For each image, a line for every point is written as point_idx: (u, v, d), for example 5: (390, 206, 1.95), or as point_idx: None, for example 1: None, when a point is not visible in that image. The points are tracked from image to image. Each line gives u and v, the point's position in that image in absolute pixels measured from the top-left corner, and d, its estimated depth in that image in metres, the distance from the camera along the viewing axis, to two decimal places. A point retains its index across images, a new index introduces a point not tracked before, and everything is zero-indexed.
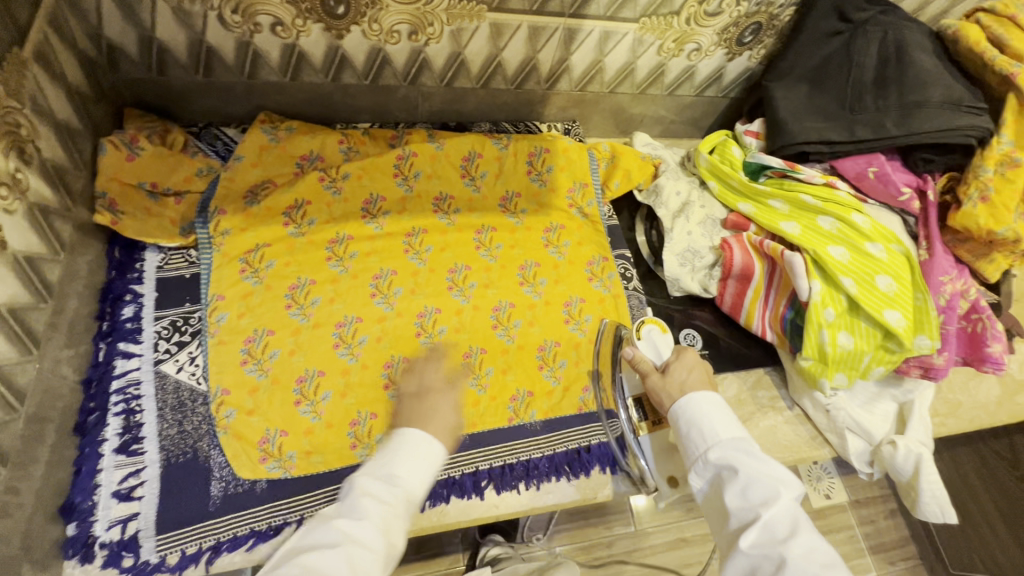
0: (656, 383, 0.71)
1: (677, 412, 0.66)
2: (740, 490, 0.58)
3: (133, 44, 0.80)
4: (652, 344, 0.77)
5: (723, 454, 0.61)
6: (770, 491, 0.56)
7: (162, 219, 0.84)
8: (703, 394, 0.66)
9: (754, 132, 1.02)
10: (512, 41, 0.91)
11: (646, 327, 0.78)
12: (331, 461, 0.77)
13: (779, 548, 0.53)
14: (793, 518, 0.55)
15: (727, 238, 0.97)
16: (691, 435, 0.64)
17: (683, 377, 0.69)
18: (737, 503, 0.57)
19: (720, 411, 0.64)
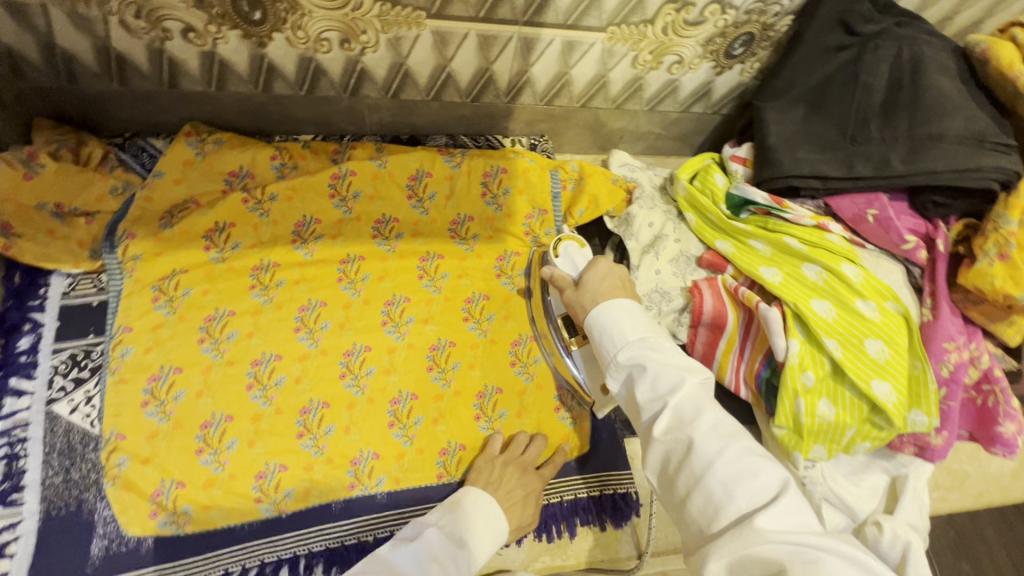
0: (571, 297, 0.72)
1: (591, 322, 0.66)
2: (648, 384, 0.60)
3: (33, 50, 0.72)
4: (570, 260, 0.78)
5: (633, 354, 0.62)
6: (677, 378, 0.59)
7: (69, 242, 0.77)
8: (616, 301, 0.66)
9: (741, 158, 0.89)
10: (460, 50, 0.80)
11: (565, 244, 0.79)
12: (230, 516, 0.70)
13: (687, 430, 0.57)
14: (698, 401, 0.58)
15: (698, 280, 0.85)
16: (603, 342, 0.65)
17: (595, 288, 0.70)
18: (646, 396, 0.60)
19: (630, 315, 0.65)
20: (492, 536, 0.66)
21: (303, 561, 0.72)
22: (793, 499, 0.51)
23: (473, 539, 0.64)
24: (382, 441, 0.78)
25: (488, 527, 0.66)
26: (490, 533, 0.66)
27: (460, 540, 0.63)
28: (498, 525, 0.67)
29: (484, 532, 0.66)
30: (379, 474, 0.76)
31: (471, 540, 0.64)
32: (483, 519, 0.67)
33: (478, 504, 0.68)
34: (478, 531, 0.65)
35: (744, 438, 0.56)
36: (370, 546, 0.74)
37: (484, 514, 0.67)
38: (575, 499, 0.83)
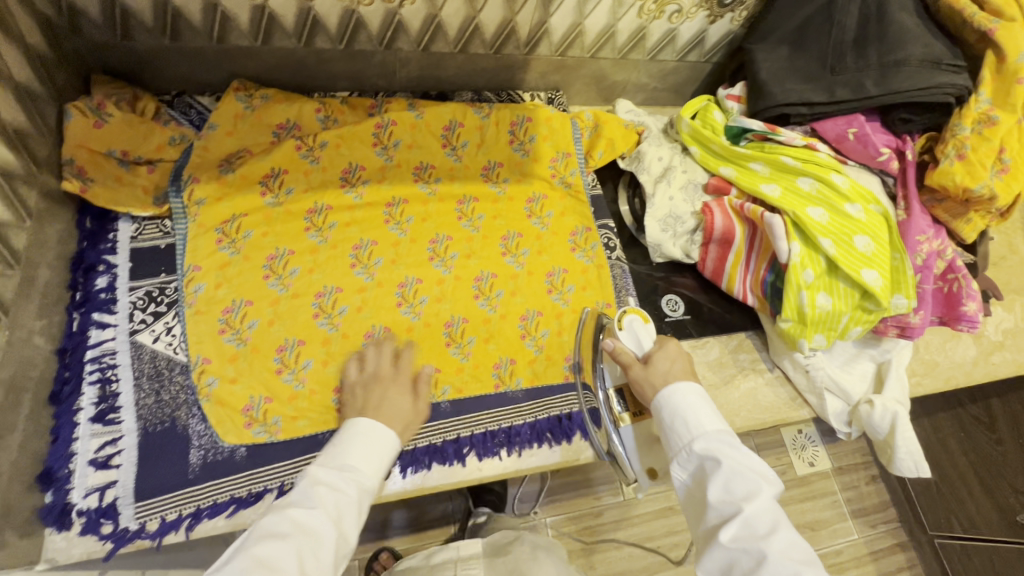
0: (638, 374, 0.73)
1: (661, 404, 0.68)
2: (722, 483, 0.59)
3: (94, 5, 0.77)
4: (634, 334, 0.81)
5: (707, 446, 0.62)
6: (753, 486, 0.58)
7: (134, 187, 0.82)
8: (686, 385, 0.69)
9: (736, 96, 1.01)
10: (489, 2, 0.89)
11: (629, 318, 0.83)
12: (316, 424, 0.77)
13: (760, 544, 0.55)
14: (772, 514, 0.57)
15: (708, 202, 0.96)
16: (675, 427, 0.66)
17: (666, 368, 0.72)
18: (719, 496, 0.59)
19: (704, 404, 0.67)
20: (380, 458, 0.69)
21: None
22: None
23: (369, 468, 0.67)
24: (442, 357, 0.86)
25: (376, 453, 0.69)
26: (383, 453, 0.69)
27: (361, 474, 0.66)
28: (385, 436, 0.70)
29: (380, 458, 0.69)
30: (443, 385, 0.85)
31: (370, 470, 0.67)
32: (357, 443, 0.68)
33: (366, 431, 0.70)
34: (349, 454, 0.67)
35: (817, 569, 0.54)
36: (439, 446, 0.81)
37: (369, 440, 0.69)
38: None
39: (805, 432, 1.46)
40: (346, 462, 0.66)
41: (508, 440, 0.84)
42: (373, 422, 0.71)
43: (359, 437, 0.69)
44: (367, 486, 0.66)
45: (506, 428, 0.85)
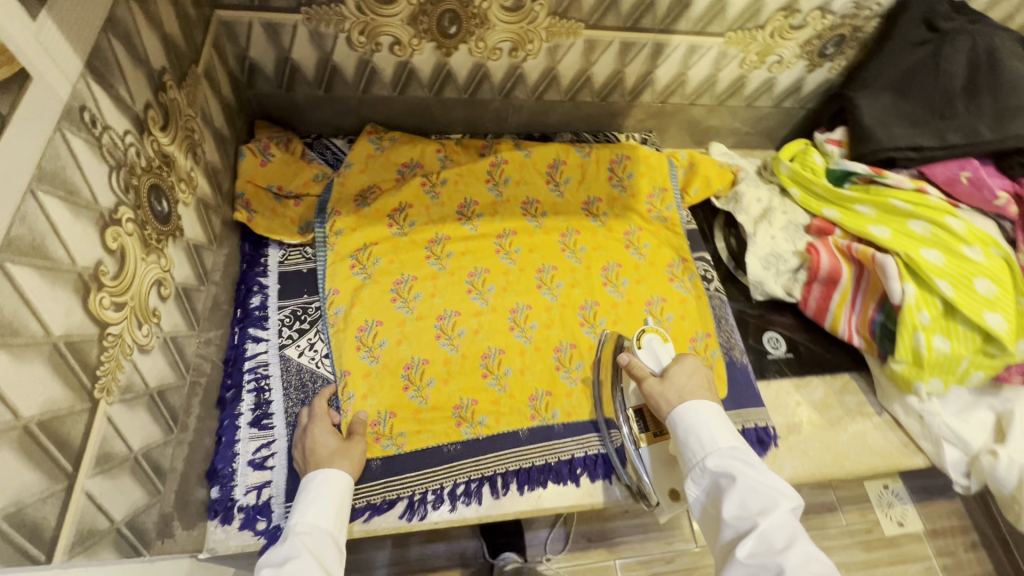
0: (653, 387, 0.72)
1: (675, 419, 0.68)
2: (737, 500, 0.58)
3: (271, 63, 0.89)
4: (652, 352, 0.79)
5: (722, 463, 0.61)
6: (769, 500, 0.56)
7: (284, 219, 0.93)
8: (702, 403, 0.68)
9: (836, 140, 1.04)
10: (603, 56, 0.97)
11: (647, 336, 0.80)
12: (439, 438, 0.82)
13: (777, 558, 0.52)
14: (791, 529, 0.54)
15: (813, 242, 0.98)
16: (689, 442, 0.65)
17: (682, 383, 0.71)
18: (733, 512, 0.57)
19: (718, 421, 0.66)
20: (328, 502, 0.67)
21: (500, 478, 0.81)
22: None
23: (319, 518, 0.65)
24: (552, 381, 0.89)
25: (322, 499, 0.67)
26: (336, 498, 0.68)
27: (312, 530, 0.64)
28: (321, 476, 0.69)
29: (329, 503, 0.67)
30: (553, 408, 0.87)
31: (317, 522, 0.65)
32: (299, 507, 0.66)
33: (309, 488, 0.68)
34: (297, 517, 0.65)
35: None
36: (554, 466, 0.83)
37: (313, 493, 0.67)
38: None
39: (892, 489, 1.29)
40: (293, 526, 0.64)
41: (618, 464, 0.84)
42: (313, 475, 0.69)
43: (306, 498, 0.67)
44: (323, 538, 0.64)
45: (616, 453, 0.85)
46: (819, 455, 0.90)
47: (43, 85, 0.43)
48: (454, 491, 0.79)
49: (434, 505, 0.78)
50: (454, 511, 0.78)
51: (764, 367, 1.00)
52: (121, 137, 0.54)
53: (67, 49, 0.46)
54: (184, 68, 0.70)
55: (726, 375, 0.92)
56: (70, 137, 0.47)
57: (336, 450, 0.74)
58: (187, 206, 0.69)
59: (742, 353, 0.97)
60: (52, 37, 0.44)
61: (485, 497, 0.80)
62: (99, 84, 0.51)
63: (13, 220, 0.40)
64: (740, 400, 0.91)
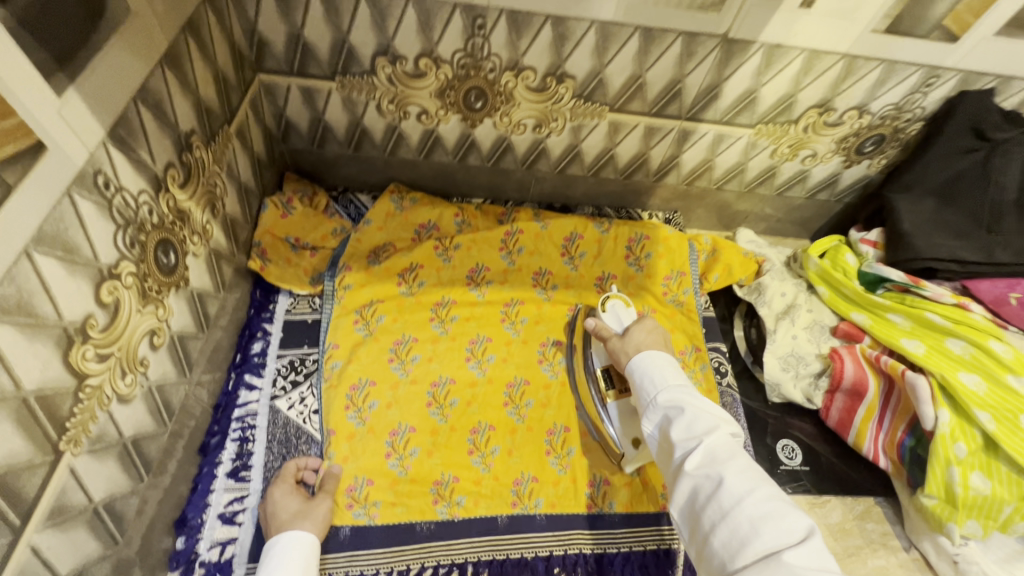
0: (615, 344, 0.78)
1: (634, 368, 0.72)
2: (685, 424, 0.61)
3: (305, 122, 0.94)
4: (616, 316, 0.85)
5: (671, 396, 0.65)
6: (712, 422, 0.60)
7: (298, 269, 0.95)
8: (656, 354, 0.72)
9: (871, 241, 0.98)
10: (627, 137, 0.97)
11: (611, 302, 0.86)
12: (413, 513, 0.79)
13: (718, 467, 0.57)
14: (732, 447, 0.59)
15: (837, 348, 0.92)
16: (644, 386, 0.69)
17: (640, 338, 0.76)
18: (681, 435, 0.61)
19: (669, 366, 0.70)
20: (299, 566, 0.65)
21: (470, 568, 0.76)
22: (819, 551, 0.49)
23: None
24: (539, 466, 0.85)
25: (286, 562, 0.65)
26: (304, 562, 0.65)
27: None
28: (293, 538, 0.67)
29: (297, 566, 0.64)
30: (537, 496, 0.83)
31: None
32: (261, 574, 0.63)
33: (273, 552, 0.66)
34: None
35: (774, 487, 0.55)
36: (530, 561, 0.78)
37: (277, 558, 0.65)
38: None
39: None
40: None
41: (600, 569, 0.79)
42: (278, 539, 0.67)
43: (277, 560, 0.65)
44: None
45: (599, 555, 0.80)
46: None
47: (57, 156, 0.46)
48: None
49: None
50: None
51: (774, 478, 0.91)
52: (135, 196, 0.57)
53: (89, 121, 0.49)
54: (216, 127, 0.74)
55: None
56: (78, 200, 0.49)
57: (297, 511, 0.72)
58: (197, 256, 0.72)
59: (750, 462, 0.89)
60: (75, 111, 0.48)
61: None
62: (119, 150, 0.54)
63: None
64: None
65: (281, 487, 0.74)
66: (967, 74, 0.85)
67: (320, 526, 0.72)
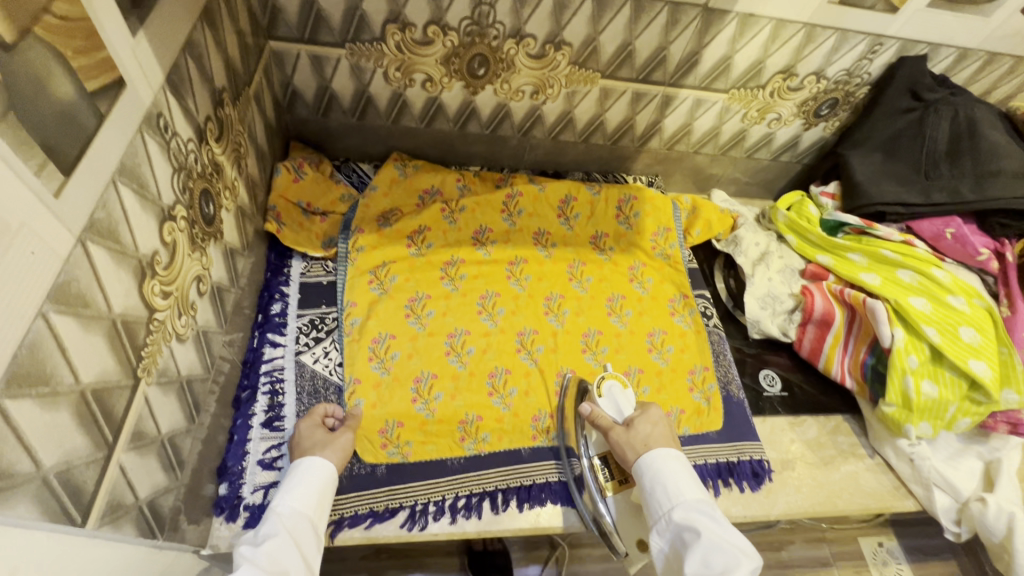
0: (619, 436, 0.77)
1: (642, 469, 0.72)
2: (700, 556, 0.61)
3: (311, 91, 0.97)
4: (613, 401, 0.84)
5: (686, 516, 0.66)
6: (730, 558, 0.60)
7: (310, 233, 0.99)
8: (669, 453, 0.73)
9: (830, 194, 1.12)
10: (616, 103, 1.05)
11: (608, 384, 0.86)
12: (442, 449, 0.85)
13: None
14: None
15: (807, 286, 1.04)
16: (656, 493, 0.70)
17: (647, 432, 0.76)
18: (697, 569, 0.60)
19: (685, 476, 0.70)
20: (312, 488, 0.68)
21: (501, 495, 0.83)
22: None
23: (302, 503, 0.66)
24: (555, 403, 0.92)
25: (307, 483, 0.68)
26: (320, 485, 0.69)
27: (293, 513, 0.64)
28: (307, 464, 0.70)
29: (312, 490, 0.68)
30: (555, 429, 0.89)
31: (299, 506, 0.65)
32: (283, 490, 0.67)
33: (292, 474, 0.69)
34: (280, 499, 0.66)
35: None
36: (553, 484, 0.85)
37: (298, 479, 0.68)
38: (719, 463, 0.91)
39: (887, 546, 1.25)
40: (275, 507, 0.65)
41: None
42: (301, 462, 0.70)
43: (293, 481, 0.68)
44: (302, 522, 0.64)
45: None
46: (812, 491, 0.92)
47: (132, 92, 0.49)
48: (454, 504, 0.81)
49: (435, 517, 0.79)
50: (454, 524, 0.79)
51: (759, 403, 1.03)
52: (185, 144, 0.60)
53: (153, 62, 0.52)
54: (239, 89, 0.77)
55: (721, 406, 0.96)
56: (147, 138, 0.52)
57: (323, 442, 0.75)
58: (228, 213, 0.74)
59: (739, 389, 1.01)
60: (144, 51, 0.50)
61: (485, 512, 0.81)
62: (174, 96, 0.57)
63: (96, 205, 0.45)
64: (734, 433, 0.95)
65: (307, 422, 0.77)
66: (904, 42, 0.98)
67: (341, 455, 0.74)
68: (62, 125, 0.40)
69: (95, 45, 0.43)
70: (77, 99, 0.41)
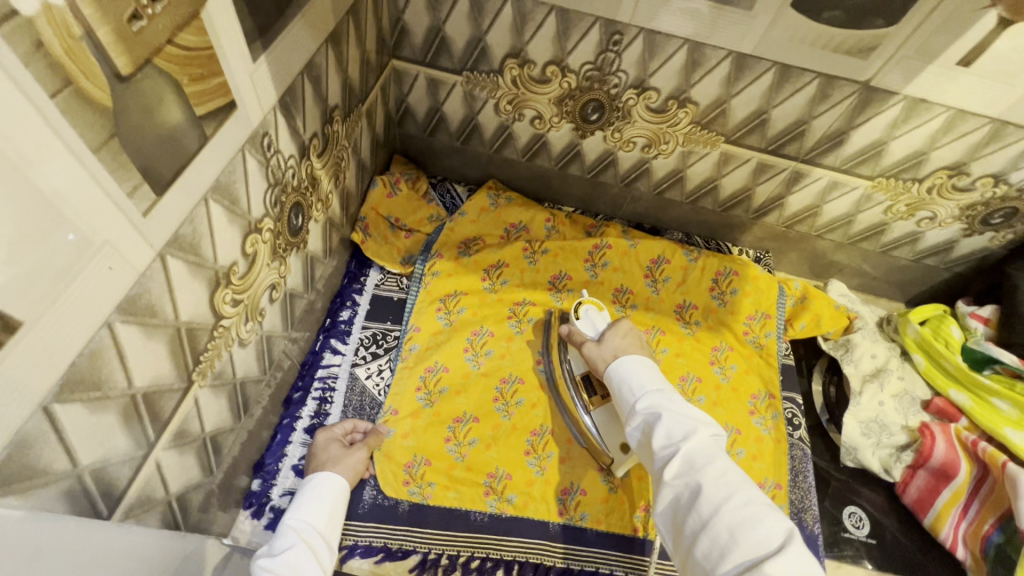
0: (591, 350, 0.80)
1: (613, 376, 0.72)
2: (664, 430, 0.61)
3: (424, 111, 0.99)
4: (590, 322, 0.85)
5: (650, 403, 0.65)
6: (689, 427, 0.60)
7: (393, 249, 1.01)
8: (635, 359, 0.72)
9: (982, 317, 0.94)
10: (735, 170, 0.95)
11: (586, 308, 0.87)
12: (465, 500, 0.81)
13: (696, 475, 0.56)
14: (710, 449, 0.59)
15: (928, 424, 0.88)
16: (624, 395, 0.69)
17: (616, 343, 0.79)
18: (661, 441, 0.61)
19: (650, 373, 0.70)
20: (328, 501, 0.68)
21: (517, 567, 0.78)
22: (796, 551, 0.49)
23: (312, 517, 0.66)
24: (591, 479, 0.83)
25: (317, 499, 0.68)
26: (331, 499, 0.69)
27: (305, 527, 0.64)
28: (325, 479, 0.70)
29: (324, 504, 0.68)
30: (583, 509, 0.82)
31: (309, 520, 0.65)
32: (292, 507, 0.67)
33: (304, 491, 0.69)
34: (291, 516, 0.65)
35: (752, 490, 0.55)
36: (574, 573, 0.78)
37: (308, 494, 0.68)
38: None
39: None
40: (287, 522, 0.64)
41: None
42: (312, 478, 0.71)
43: (309, 495, 0.68)
44: (315, 536, 0.64)
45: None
46: None
47: (241, 114, 0.50)
48: (467, 563, 0.77)
49: (445, 571, 0.76)
50: None
51: (837, 543, 0.88)
52: (286, 160, 0.62)
53: (268, 86, 0.54)
54: (353, 106, 0.79)
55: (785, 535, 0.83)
56: (248, 157, 0.54)
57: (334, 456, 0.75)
58: (318, 222, 0.77)
59: (814, 520, 0.86)
60: (261, 75, 0.52)
61: None
62: (284, 117, 0.59)
63: (182, 222, 0.46)
64: None
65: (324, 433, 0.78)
66: None
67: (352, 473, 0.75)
68: (161, 150, 0.41)
69: (211, 72, 0.44)
70: (183, 124, 0.43)
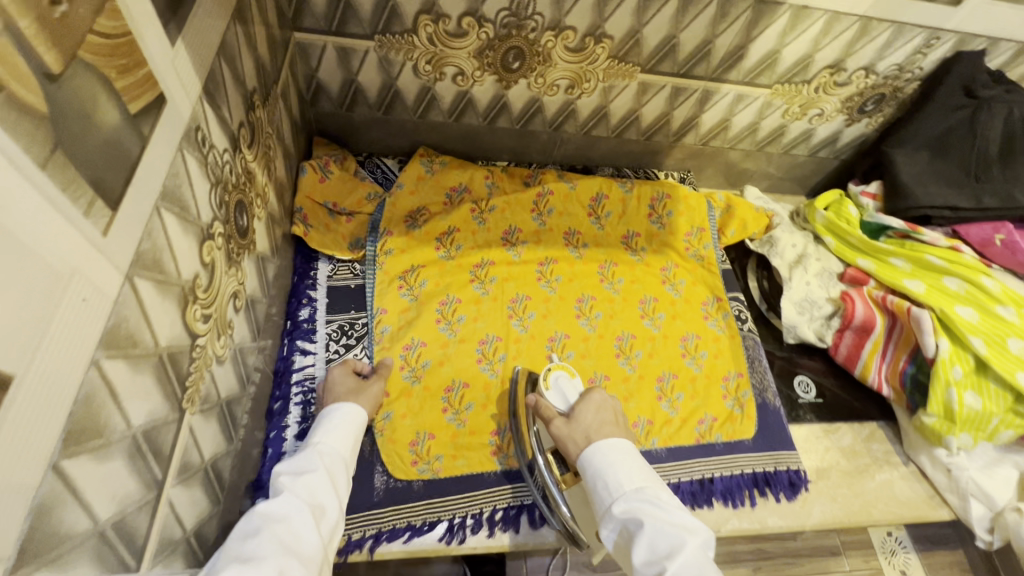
0: (561, 429, 0.70)
1: (585, 464, 0.64)
2: (646, 544, 0.53)
3: (337, 84, 0.92)
4: (561, 393, 0.79)
5: (628, 506, 0.57)
6: (676, 539, 0.51)
7: (336, 236, 0.96)
8: (611, 441, 0.65)
9: (871, 193, 1.09)
10: (653, 98, 1.00)
11: (555, 375, 0.80)
12: (474, 464, 0.82)
13: None
14: (701, 567, 0.49)
15: (848, 291, 1.02)
16: (598, 489, 0.61)
17: (589, 422, 0.69)
18: (644, 558, 0.52)
19: (628, 460, 0.62)
20: (351, 433, 0.67)
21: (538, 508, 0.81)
22: None
23: (339, 445, 0.64)
24: None
25: (343, 429, 0.67)
26: (355, 433, 0.68)
27: (331, 451, 0.62)
28: (353, 413, 0.70)
29: (350, 435, 0.67)
30: None
31: (336, 446, 0.63)
32: (320, 432, 0.65)
33: (328, 418, 0.68)
34: (319, 437, 0.64)
35: None
36: None
37: (335, 421, 0.67)
38: (756, 471, 0.89)
39: (896, 536, 1.19)
40: (314, 443, 0.62)
41: None
42: (339, 407, 0.70)
43: (334, 423, 0.67)
44: (340, 460, 0.62)
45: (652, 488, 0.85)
46: (848, 501, 0.90)
47: (172, 108, 0.45)
48: (492, 516, 0.79)
49: (473, 530, 0.78)
50: (491, 538, 0.78)
51: (794, 408, 1.01)
52: (221, 155, 0.56)
53: (191, 71, 0.48)
54: (268, 87, 0.72)
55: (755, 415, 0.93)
56: (187, 156, 0.48)
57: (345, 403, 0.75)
58: (260, 220, 0.71)
59: (774, 396, 0.97)
60: (181, 62, 0.46)
61: (523, 526, 0.80)
62: (210, 107, 0.53)
63: (142, 236, 0.41)
64: (770, 442, 0.93)
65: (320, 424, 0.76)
66: (963, 35, 0.93)
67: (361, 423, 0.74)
68: (105, 157, 0.36)
69: (135, 62, 0.39)
70: (120, 124, 0.38)
